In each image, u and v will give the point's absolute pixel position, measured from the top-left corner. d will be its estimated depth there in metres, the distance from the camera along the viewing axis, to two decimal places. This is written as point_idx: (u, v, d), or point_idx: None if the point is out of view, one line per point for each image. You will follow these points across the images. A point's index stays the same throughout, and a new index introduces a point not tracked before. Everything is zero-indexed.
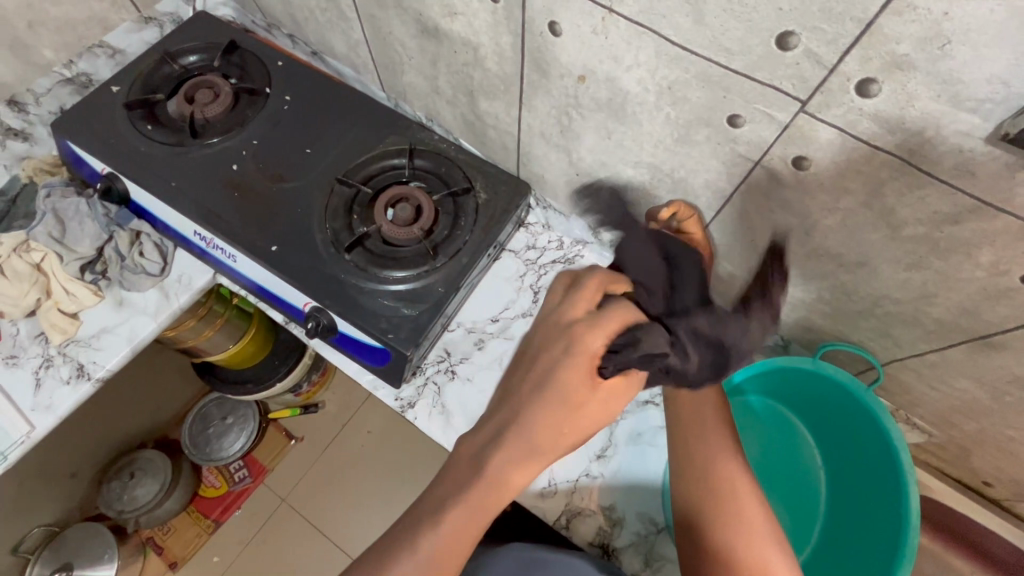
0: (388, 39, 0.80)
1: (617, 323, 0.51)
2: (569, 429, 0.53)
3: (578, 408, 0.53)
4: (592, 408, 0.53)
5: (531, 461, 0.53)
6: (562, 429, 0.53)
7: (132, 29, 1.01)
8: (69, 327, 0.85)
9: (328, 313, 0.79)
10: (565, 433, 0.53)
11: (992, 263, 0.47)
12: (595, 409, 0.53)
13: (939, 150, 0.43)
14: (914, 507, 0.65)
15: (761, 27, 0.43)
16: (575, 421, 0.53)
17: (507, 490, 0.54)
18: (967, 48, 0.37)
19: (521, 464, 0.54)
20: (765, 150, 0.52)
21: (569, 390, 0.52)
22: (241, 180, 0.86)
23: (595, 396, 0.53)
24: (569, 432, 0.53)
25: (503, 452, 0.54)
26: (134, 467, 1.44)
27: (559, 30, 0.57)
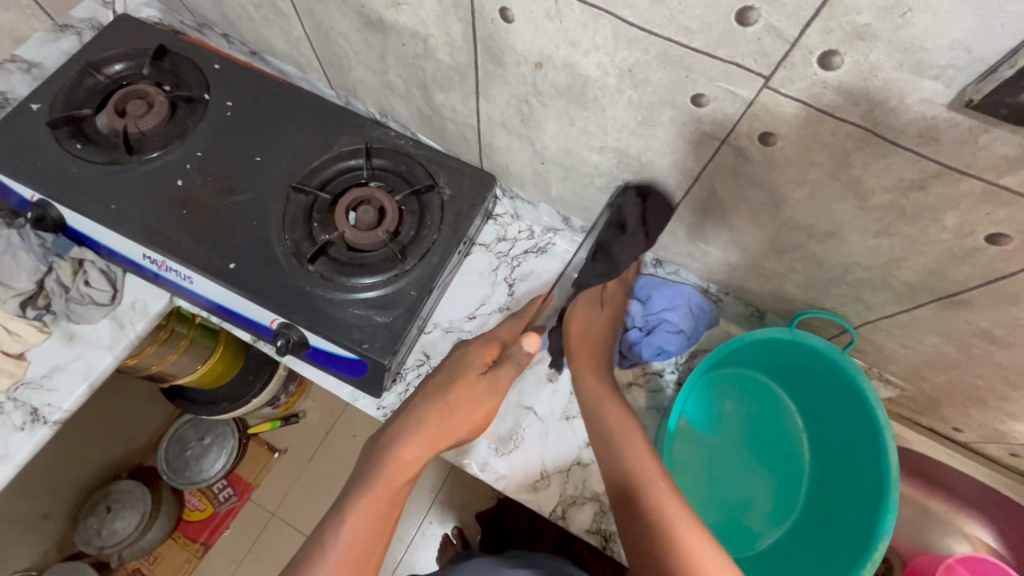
0: (330, 33, 0.76)
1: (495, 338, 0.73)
2: (455, 408, 0.67)
3: (461, 392, 0.68)
4: (477, 396, 0.69)
5: (419, 444, 0.65)
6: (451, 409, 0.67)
7: (46, 40, 0.92)
8: (16, 368, 0.79)
9: (297, 329, 0.76)
10: (458, 414, 0.67)
11: (958, 225, 0.48)
12: (470, 391, 0.68)
13: (903, 119, 0.42)
14: (893, 460, 0.68)
15: (719, 3, 0.42)
16: (465, 407, 0.68)
17: (404, 473, 0.64)
18: (928, 16, 0.36)
19: (413, 444, 0.65)
20: (731, 127, 0.52)
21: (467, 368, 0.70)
22: (188, 196, 0.81)
23: (480, 383, 0.69)
24: (459, 416, 0.67)
25: (400, 438, 0.65)
26: (111, 500, 1.39)
27: (511, 17, 0.54)
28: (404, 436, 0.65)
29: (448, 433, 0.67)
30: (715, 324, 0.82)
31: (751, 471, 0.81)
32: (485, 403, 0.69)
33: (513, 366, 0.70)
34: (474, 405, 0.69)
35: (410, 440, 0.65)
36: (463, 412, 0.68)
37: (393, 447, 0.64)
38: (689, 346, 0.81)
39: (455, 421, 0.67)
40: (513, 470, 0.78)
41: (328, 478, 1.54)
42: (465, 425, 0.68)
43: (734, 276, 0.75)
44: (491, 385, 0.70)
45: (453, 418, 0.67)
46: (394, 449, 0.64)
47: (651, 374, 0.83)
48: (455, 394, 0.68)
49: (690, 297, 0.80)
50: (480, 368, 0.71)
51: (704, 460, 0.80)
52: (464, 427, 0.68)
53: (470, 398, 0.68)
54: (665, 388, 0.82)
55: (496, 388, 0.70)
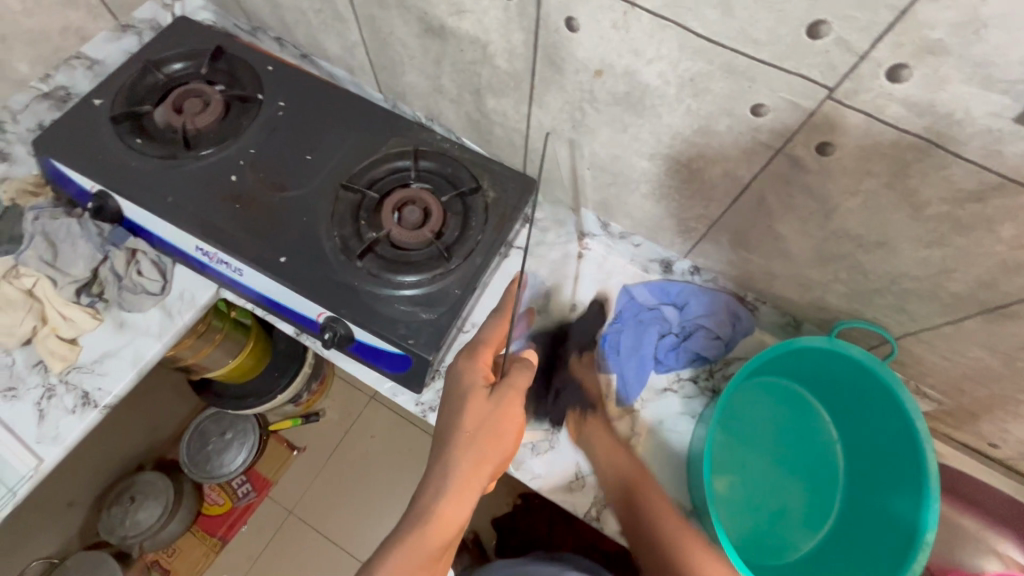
0: (388, 39, 0.79)
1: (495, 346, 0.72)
2: (479, 435, 0.64)
3: (476, 416, 0.65)
4: (493, 415, 0.65)
5: (458, 488, 0.62)
6: (477, 439, 0.64)
7: (110, 39, 0.96)
8: (69, 353, 0.82)
9: (345, 323, 0.78)
10: (485, 443, 0.64)
11: (1014, 236, 0.49)
12: (487, 408, 0.66)
13: (968, 131, 0.44)
14: (933, 468, 0.68)
15: (792, 16, 0.44)
16: (489, 430, 0.65)
17: (448, 529, 0.61)
18: (1002, 32, 0.38)
19: (450, 494, 0.61)
20: (789, 137, 0.53)
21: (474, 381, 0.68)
22: (241, 191, 0.83)
23: (488, 400, 0.66)
24: (487, 447, 0.64)
25: (438, 491, 0.62)
26: (134, 491, 1.39)
27: (577, 26, 0.56)
28: (440, 485, 0.62)
29: (482, 468, 0.63)
30: (750, 333, 0.83)
31: (784, 478, 0.82)
32: (508, 416, 0.66)
33: (524, 370, 0.69)
34: (497, 425, 0.65)
35: (446, 491, 0.62)
36: (490, 436, 0.64)
37: (431, 498, 0.62)
38: (724, 353, 0.82)
39: (485, 451, 0.63)
40: (547, 469, 0.79)
41: (348, 478, 1.55)
42: (499, 451, 0.65)
43: (775, 285, 0.76)
44: (502, 397, 0.66)
45: (485, 447, 0.64)
46: (432, 502, 0.61)
47: (685, 380, 0.83)
48: (470, 419, 0.65)
49: (727, 304, 0.81)
50: (484, 383, 0.68)
51: (738, 468, 0.81)
52: (499, 452, 0.65)
53: (489, 421, 0.65)
54: (699, 394, 0.82)
55: (512, 398, 0.67)
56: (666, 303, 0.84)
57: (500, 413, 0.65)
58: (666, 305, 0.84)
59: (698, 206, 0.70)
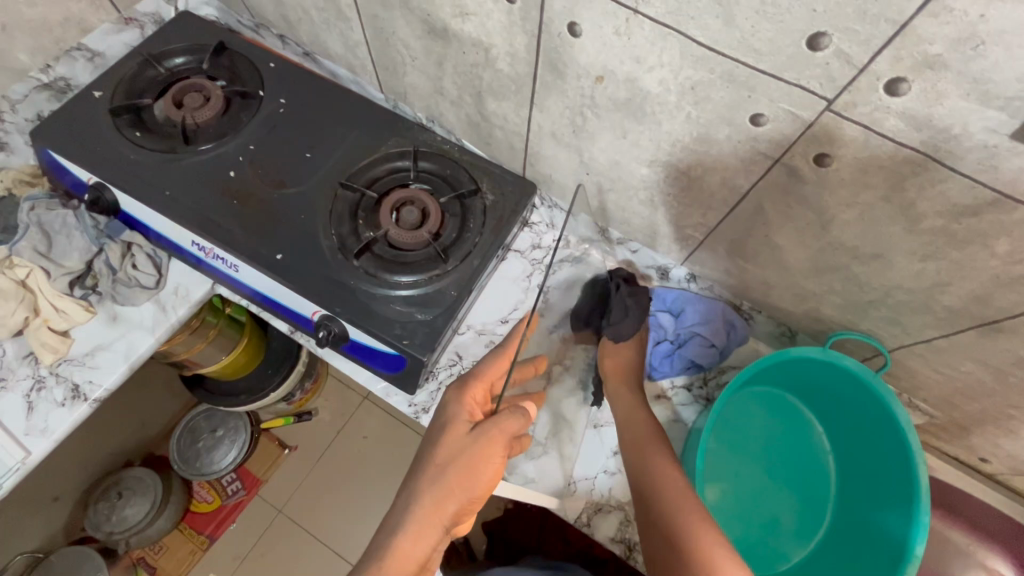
0: (390, 39, 0.79)
1: (485, 384, 0.68)
2: (451, 468, 0.61)
3: (451, 449, 0.63)
4: (468, 452, 0.62)
5: (420, 523, 0.59)
6: (446, 473, 0.61)
7: (111, 31, 0.96)
8: (60, 345, 0.81)
9: (339, 321, 0.77)
10: (456, 478, 0.61)
11: (1008, 252, 0.50)
12: (462, 444, 0.63)
13: (964, 146, 0.44)
14: (924, 484, 0.69)
15: (793, 28, 0.45)
16: (460, 466, 0.61)
17: (410, 564, 0.57)
18: (1000, 49, 0.38)
19: (410, 528, 0.59)
20: (787, 147, 0.54)
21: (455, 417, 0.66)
22: (240, 187, 0.83)
23: (467, 439, 0.63)
24: (457, 482, 0.61)
25: (400, 523, 0.59)
26: (122, 486, 1.38)
27: (579, 31, 0.57)
28: (402, 516, 0.60)
29: (447, 503, 0.61)
30: (745, 342, 0.83)
31: (777, 489, 0.82)
32: (485, 456, 0.62)
33: (517, 416, 0.64)
34: (472, 461, 0.61)
35: (405, 523, 0.59)
36: (462, 474, 0.61)
37: (391, 532, 0.59)
38: (719, 361, 0.82)
39: (452, 485, 0.61)
40: (540, 473, 0.79)
41: (339, 479, 1.54)
42: (472, 487, 0.62)
43: (770, 295, 0.76)
44: (483, 434, 0.62)
45: (454, 484, 0.61)
46: (394, 535, 0.58)
47: (679, 388, 0.83)
48: (444, 451, 0.63)
49: (722, 312, 0.81)
50: (468, 419, 0.65)
51: (730, 476, 0.81)
52: (467, 492, 0.61)
53: (463, 456, 0.62)
54: (694, 402, 0.83)
55: (493, 437, 0.62)
56: (662, 310, 0.83)
57: (478, 449, 0.62)
58: (662, 311, 0.83)
59: (695, 214, 0.70)
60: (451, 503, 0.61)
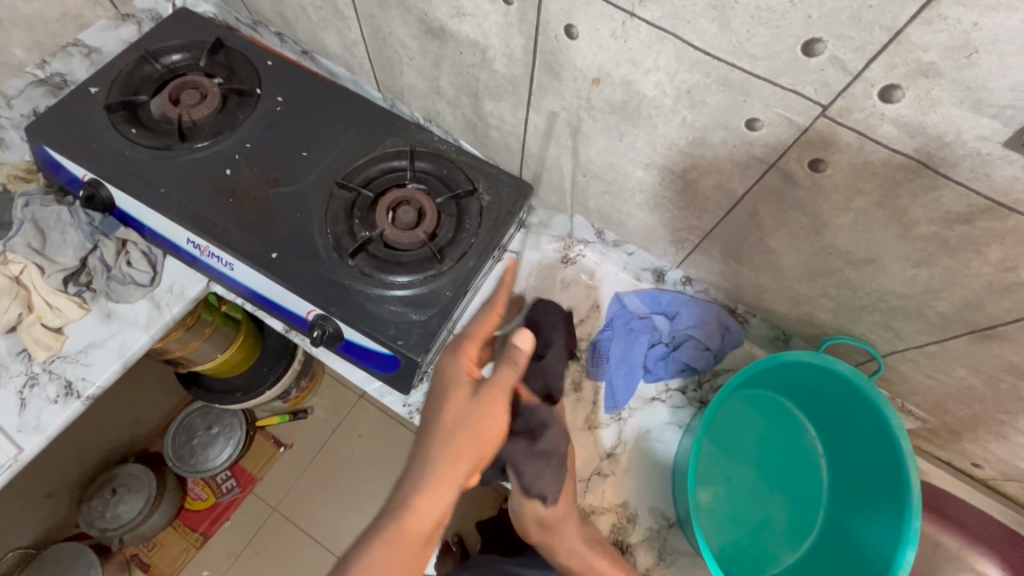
0: (388, 39, 0.79)
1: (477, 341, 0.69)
2: (460, 430, 0.63)
3: (457, 412, 0.64)
4: (473, 411, 0.64)
5: (437, 484, 0.61)
6: (456, 435, 0.63)
7: (108, 27, 0.96)
8: (54, 342, 0.81)
9: (334, 321, 0.77)
10: (465, 439, 0.63)
11: (1000, 259, 0.50)
12: (467, 405, 0.64)
13: (957, 154, 0.44)
14: (915, 489, 0.69)
15: (788, 34, 0.45)
16: (468, 426, 0.63)
17: (427, 524, 0.60)
18: (994, 57, 0.38)
19: (427, 490, 0.61)
20: (782, 152, 0.54)
21: (454, 378, 0.66)
22: (235, 185, 0.83)
23: (469, 398, 0.65)
24: (468, 441, 0.63)
25: (417, 486, 0.61)
26: (116, 483, 1.38)
27: (575, 34, 0.57)
28: (417, 479, 0.61)
29: (460, 463, 0.62)
30: (739, 345, 0.83)
31: (770, 492, 0.82)
32: (489, 413, 0.64)
33: (512, 367, 0.66)
34: (478, 421, 0.64)
35: (422, 486, 0.61)
36: (471, 433, 0.63)
37: (407, 493, 0.61)
38: (713, 364, 0.82)
39: (463, 446, 0.62)
40: None
41: (334, 477, 1.54)
42: (482, 445, 0.63)
43: (764, 299, 0.77)
44: (484, 393, 0.65)
45: (462, 444, 0.63)
46: (410, 498, 0.60)
47: (674, 390, 0.83)
48: (450, 416, 0.64)
49: (716, 316, 0.81)
50: (467, 379, 0.66)
51: (723, 479, 0.81)
52: (479, 450, 0.63)
53: (470, 416, 0.64)
54: (688, 405, 0.82)
55: (493, 392, 0.65)
56: (656, 312, 0.83)
57: (481, 407, 0.64)
58: (656, 314, 0.83)
59: (691, 217, 0.70)
60: (464, 463, 0.62)
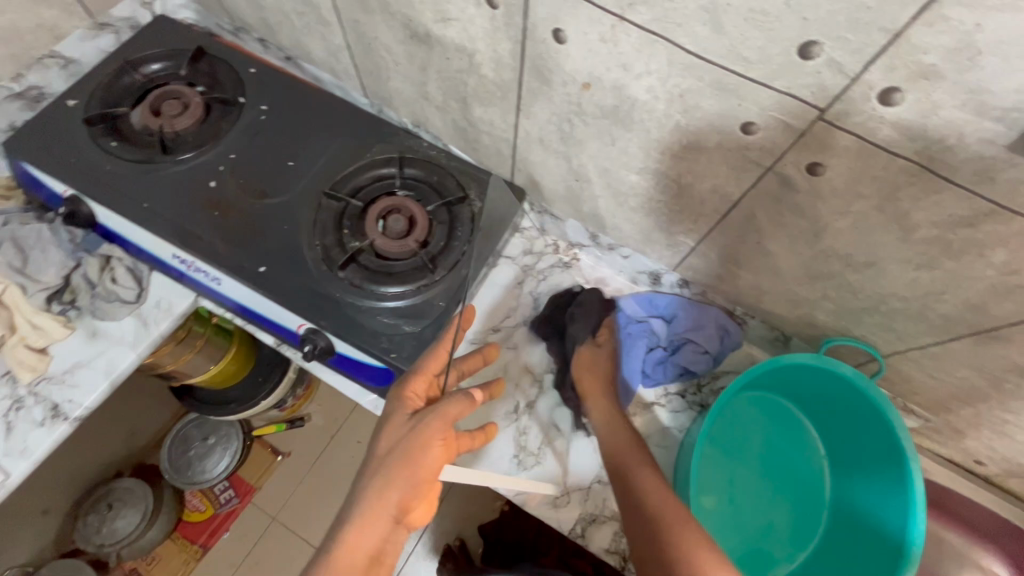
0: (372, 44, 0.77)
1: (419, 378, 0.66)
2: (393, 457, 0.57)
3: (390, 438, 0.59)
4: (408, 439, 0.57)
5: (365, 513, 0.55)
6: (385, 463, 0.56)
7: (86, 37, 0.93)
8: (39, 364, 0.79)
9: (326, 335, 0.76)
10: (395, 468, 0.56)
11: (1004, 262, 0.49)
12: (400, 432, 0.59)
13: (960, 157, 0.43)
14: (920, 496, 0.69)
15: (783, 37, 0.43)
16: (403, 454, 0.56)
17: (354, 560, 0.53)
18: (997, 59, 0.37)
19: (354, 520, 0.54)
20: (779, 156, 0.52)
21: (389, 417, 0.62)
22: (220, 197, 0.81)
23: (403, 425, 0.59)
24: (397, 468, 0.56)
25: (343, 519, 0.55)
26: (112, 498, 1.37)
27: (564, 38, 0.55)
28: (348, 510, 0.55)
29: (389, 492, 0.55)
30: (739, 347, 0.81)
31: (771, 496, 0.81)
32: (428, 445, 0.57)
33: (458, 400, 0.60)
34: (414, 447, 0.57)
35: (350, 517, 0.54)
36: (405, 458, 0.56)
37: (336, 528, 0.55)
38: (712, 367, 0.81)
39: (395, 475, 0.55)
40: (535, 485, 0.77)
41: (333, 485, 1.53)
42: (414, 476, 0.56)
43: (762, 301, 0.75)
44: (420, 421, 0.59)
45: (397, 469, 0.55)
46: (339, 529, 0.54)
47: (673, 395, 0.82)
48: (382, 443, 0.59)
49: (715, 319, 0.80)
50: (408, 412, 0.61)
51: (725, 484, 0.80)
52: (412, 479, 0.55)
53: (401, 444, 0.57)
54: (688, 409, 0.81)
55: (434, 420, 0.58)
56: (653, 316, 0.83)
57: (416, 435, 0.57)
58: (653, 318, 0.83)
59: (686, 221, 0.69)
60: (394, 491, 0.55)
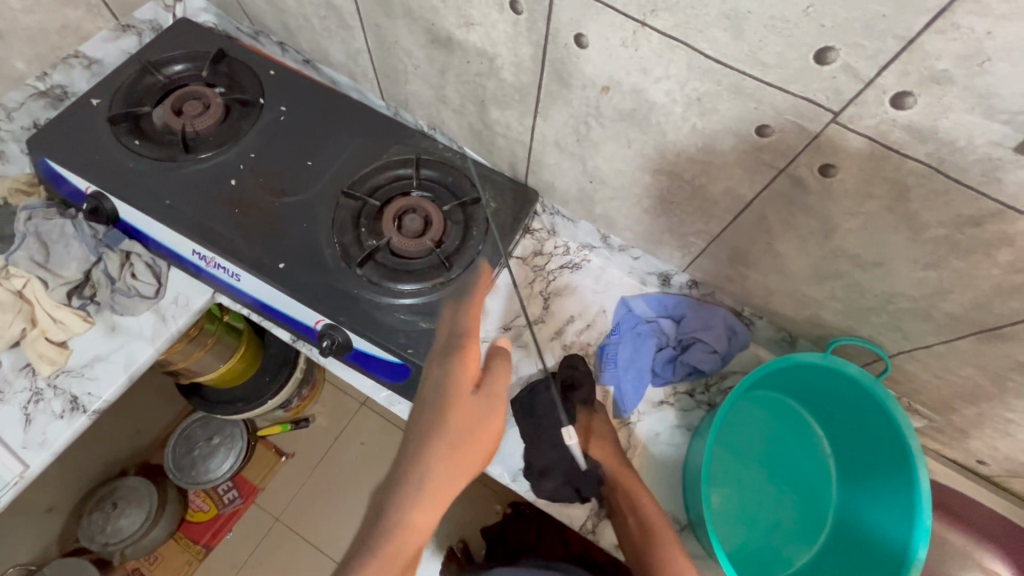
0: (393, 47, 0.79)
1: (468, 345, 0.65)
2: (461, 435, 0.58)
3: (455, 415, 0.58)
4: (477, 417, 0.59)
5: (436, 493, 0.55)
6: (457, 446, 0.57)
7: (109, 38, 0.95)
8: (58, 356, 0.80)
9: (343, 330, 0.77)
10: (463, 447, 0.57)
11: (1010, 261, 0.51)
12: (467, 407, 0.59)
13: (969, 158, 0.45)
14: (926, 492, 0.70)
15: (801, 42, 0.45)
16: (472, 430, 0.58)
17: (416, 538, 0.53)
18: (1006, 65, 0.39)
19: (424, 503, 0.54)
20: (792, 158, 0.54)
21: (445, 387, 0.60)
22: (240, 195, 0.83)
23: (471, 401, 0.60)
24: (466, 449, 0.58)
25: (410, 498, 0.54)
26: (117, 496, 1.37)
27: (586, 43, 0.57)
28: (415, 489, 0.54)
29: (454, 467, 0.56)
30: (746, 347, 0.83)
31: (778, 493, 0.82)
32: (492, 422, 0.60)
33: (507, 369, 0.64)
34: (482, 423, 0.59)
35: (420, 499, 0.54)
36: (475, 436, 0.58)
37: (403, 505, 0.54)
38: (721, 366, 0.82)
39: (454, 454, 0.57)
40: (545, 482, 0.78)
41: (337, 486, 1.53)
42: (476, 453, 0.59)
43: (771, 302, 0.77)
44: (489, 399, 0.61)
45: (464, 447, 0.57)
46: (405, 510, 0.53)
47: (682, 393, 0.83)
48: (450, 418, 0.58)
49: (724, 319, 0.81)
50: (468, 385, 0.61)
51: (732, 480, 0.81)
52: (478, 461, 0.59)
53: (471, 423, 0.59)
54: (696, 408, 0.83)
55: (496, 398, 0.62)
56: (662, 316, 0.84)
57: (486, 411, 0.60)
58: (662, 317, 0.84)
59: (698, 222, 0.71)
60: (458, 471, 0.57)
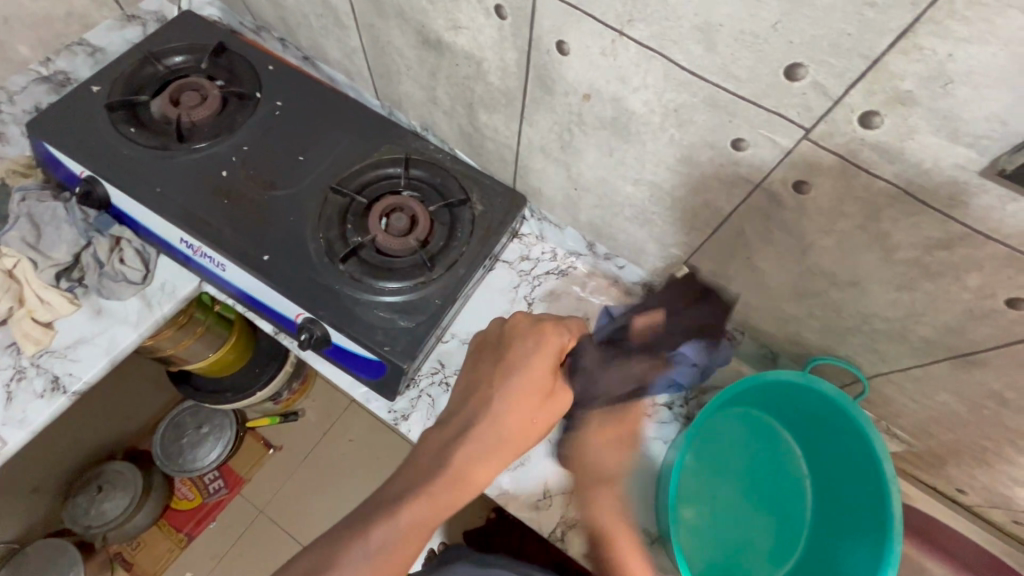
0: (386, 48, 0.80)
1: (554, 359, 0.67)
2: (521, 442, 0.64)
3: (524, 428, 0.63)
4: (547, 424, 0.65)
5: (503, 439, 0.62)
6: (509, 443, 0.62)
7: (114, 27, 0.98)
8: (43, 337, 0.81)
9: (323, 325, 0.78)
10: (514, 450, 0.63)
11: (979, 285, 0.50)
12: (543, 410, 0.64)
13: (935, 181, 0.45)
14: (897, 519, 0.68)
15: (770, 58, 0.45)
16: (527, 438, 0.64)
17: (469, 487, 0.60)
18: (969, 88, 0.39)
19: (499, 440, 0.62)
20: (767, 173, 0.54)
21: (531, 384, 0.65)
22: (231, 186, 0.84)
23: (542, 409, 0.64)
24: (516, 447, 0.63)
25: (485, 426, 0.62)
26: (102, 480, 1.38)
27: (567, 50, 0.58)
28: (494, 420, 0.62)
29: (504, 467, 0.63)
30: (728, 362, 0.83)
31: (753, 513, 0.82)
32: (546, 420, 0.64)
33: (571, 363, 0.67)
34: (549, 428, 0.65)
35: (495, 434, 0.62)
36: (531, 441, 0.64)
37: (474, 425, 0.62)
38: (701, 380, 0.82)
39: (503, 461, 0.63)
40: (518, 486, 0.78)
41: (322, 482, 1.53)
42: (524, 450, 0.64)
43: (751, 318, 0.77)
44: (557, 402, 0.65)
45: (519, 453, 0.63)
46: (479, 433, 0.62)
47: (660, 406, 0.83)
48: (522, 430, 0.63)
49: None
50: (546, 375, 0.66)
51: (708, 497, 0.81)
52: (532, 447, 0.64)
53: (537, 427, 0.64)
54: (674, 421, 0.82)
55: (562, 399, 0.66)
56: None
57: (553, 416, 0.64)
58: None
59: (679, 234, 0.71)
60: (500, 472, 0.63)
